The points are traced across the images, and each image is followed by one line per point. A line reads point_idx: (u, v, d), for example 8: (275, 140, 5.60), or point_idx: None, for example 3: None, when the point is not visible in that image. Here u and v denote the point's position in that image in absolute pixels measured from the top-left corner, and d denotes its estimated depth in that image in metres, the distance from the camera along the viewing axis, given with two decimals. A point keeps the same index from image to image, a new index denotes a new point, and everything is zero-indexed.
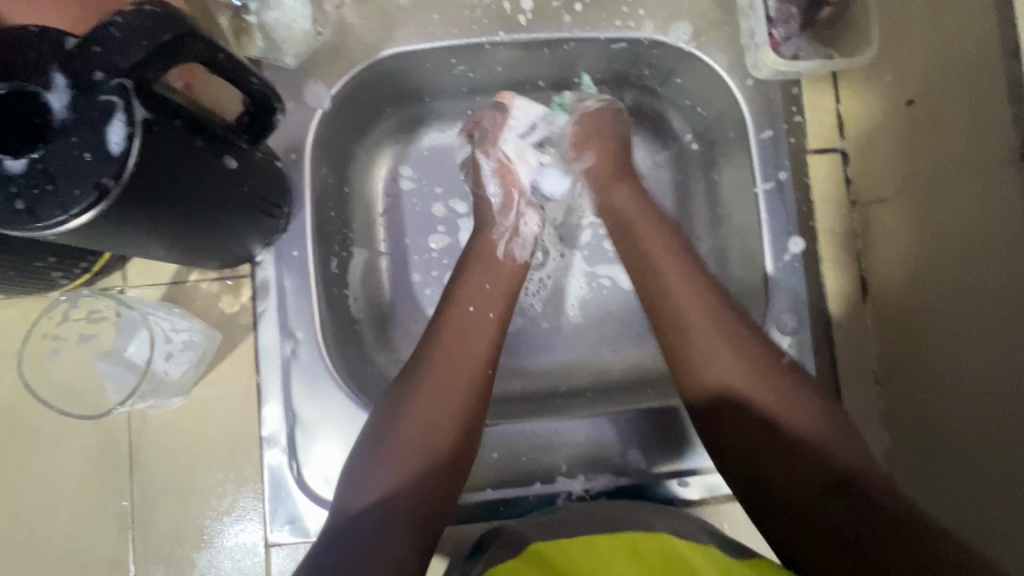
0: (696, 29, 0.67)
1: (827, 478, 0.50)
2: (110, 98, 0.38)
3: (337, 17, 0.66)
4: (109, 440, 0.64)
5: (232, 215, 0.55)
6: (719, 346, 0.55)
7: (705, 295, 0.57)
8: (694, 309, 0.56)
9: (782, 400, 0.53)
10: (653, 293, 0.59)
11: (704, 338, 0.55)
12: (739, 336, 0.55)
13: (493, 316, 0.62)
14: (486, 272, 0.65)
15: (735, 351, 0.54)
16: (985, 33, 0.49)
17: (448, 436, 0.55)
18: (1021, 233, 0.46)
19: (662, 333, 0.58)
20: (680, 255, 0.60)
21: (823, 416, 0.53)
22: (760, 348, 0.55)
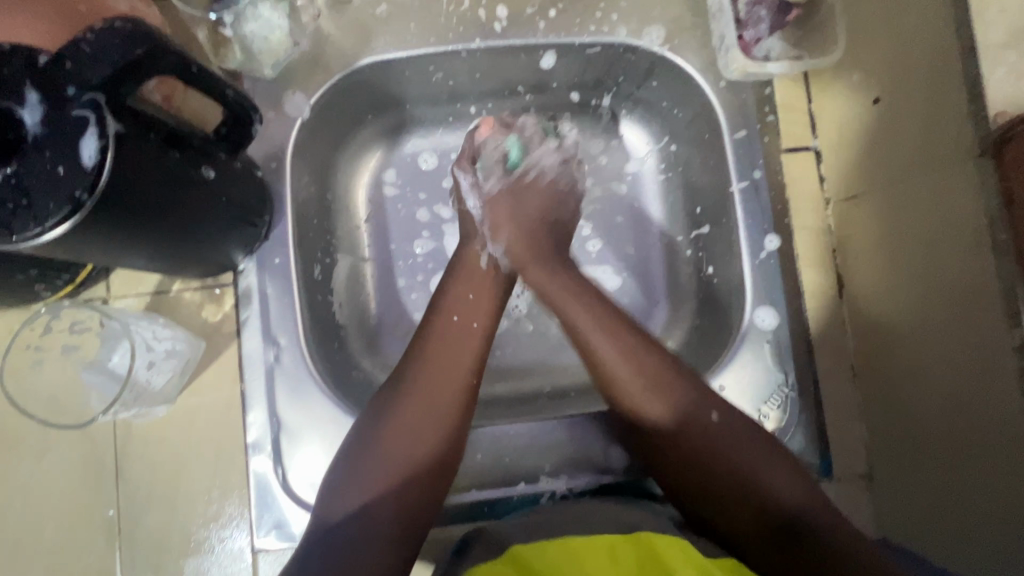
0: (668, 33, 0.68)
1: (761, 520, 0.52)
2: (82, 112, 0.38)
3: (314, 28, 0.67)
4: (94, 451, 0.65)
5: (211, 224, 0.56)
6: (622, 370, 0.57)
7: (641, 373, 0.56)
8: (603, 345, 0.57)
9: (705, 443, 0.54)
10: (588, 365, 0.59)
11: (634, 392, 0.56)
12: (630, 350, 0.57)
13: (478, 326, 0.62)
14: (468, 276, 0.66)
15: (651, 390, 0.56)
16: (944, 32, 0.50)
17: (428, 454, 0.55)
18: (983, 228, 0.48)
19: (597, 379, 0.59)
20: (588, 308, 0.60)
21: (748, 443, 0.54)
22: (663, 401, 0.55)
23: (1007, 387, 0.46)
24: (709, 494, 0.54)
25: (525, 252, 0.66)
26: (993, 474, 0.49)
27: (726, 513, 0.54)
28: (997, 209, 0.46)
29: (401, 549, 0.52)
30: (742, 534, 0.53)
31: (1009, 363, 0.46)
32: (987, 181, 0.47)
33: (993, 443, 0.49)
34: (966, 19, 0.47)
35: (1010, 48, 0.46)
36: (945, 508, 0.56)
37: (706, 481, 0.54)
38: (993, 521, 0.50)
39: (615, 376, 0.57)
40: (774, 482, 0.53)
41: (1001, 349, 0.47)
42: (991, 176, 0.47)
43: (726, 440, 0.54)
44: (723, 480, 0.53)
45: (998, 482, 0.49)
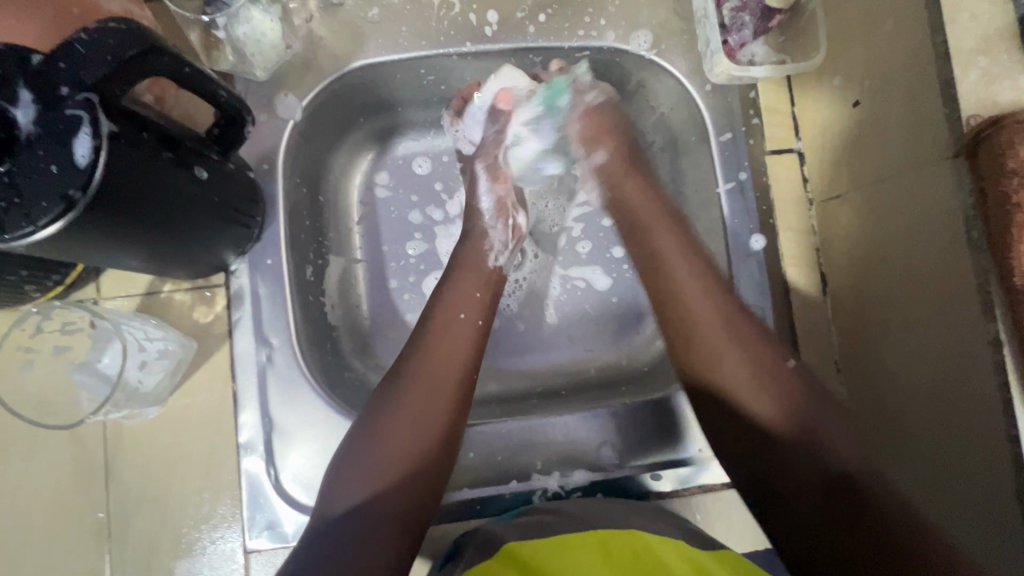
0: (655, 38, 0.69)
1: (824, 475, 0.51)
2: (77, 111, 0.39)
3: (306, 31, 0.68)
4: (84, 453, 0.64)
5: (204, 224, 0.56)
6: (730, 343, 0.57)
7: (720, 316, 0.58)
8: (700, 303, 0.59)
9: (757, 402, 0.54)
10: (661, 308, 0.61)
11: (715, 341, 0.57)
12: (729, 312, 0.58)
13: (479, 324, 0.63)
14: (461, 275, 0.67)
15: (749, 355, 0.56)
16: (918, 37, 0.52)
17: (428, 445, 0.56)
18: (959, 225, 0.49)
19: (672, 345, 0.60)
20: (683, 247, 0.62)
21: (819, 409, 0.54)
22: (743, 349, 0.56)
23: (986, 380, 0.48)
24: (756, 443, 0.54)
25: (619, 170, 0.70)
26: (973, 468, 0.51)
27: (789, 464, 0.52)
28: (972, 208, 0.48)
29: (397, 541, 0.52)
30: (795, 494, 0.52)
31: (986, 356, 0.47)
32: (962, 180, 0.49)
33: (975, 436, 0.50)
34: (938, 25, 0.49)
35: (981, 54, 0.48)
36: (927, 502, 0.57)
37: (761, 436, 0.54)
38: (973, 513, 0.52)
39: (718, 348, 0.57)
40: (835, 439, 0.52)
41: (979, 343, 0.48)
42: (966, 176, 0.48)
43: (807, 405, 0.54)
44: (781, 433, 0.53)
45: (978, 472, 0.50)
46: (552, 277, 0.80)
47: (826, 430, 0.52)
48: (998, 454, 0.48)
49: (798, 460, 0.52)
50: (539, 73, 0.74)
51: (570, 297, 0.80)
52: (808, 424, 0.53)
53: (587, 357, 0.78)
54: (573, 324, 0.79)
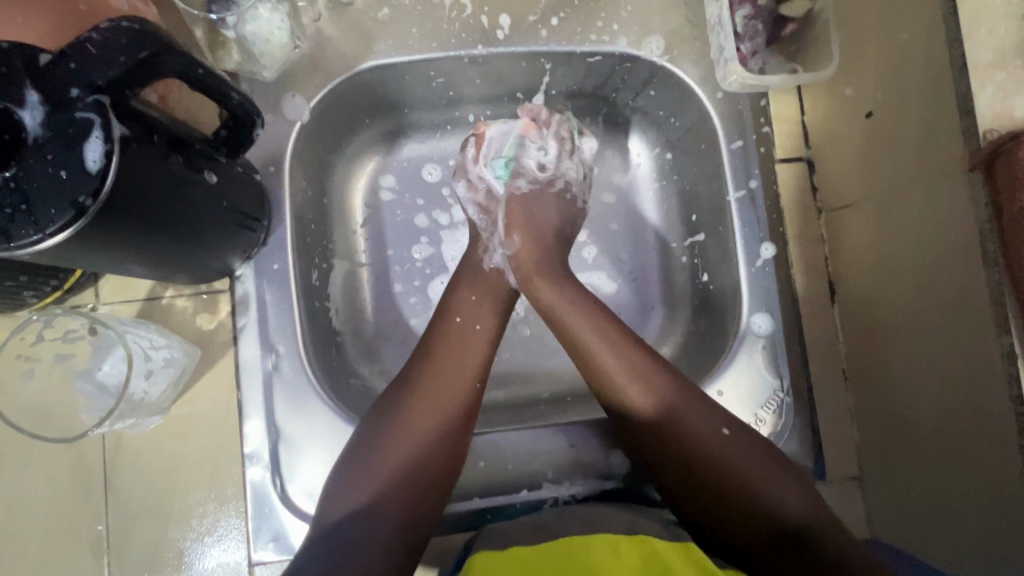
0: (668, 43, 0.69)
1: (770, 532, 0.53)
2: (87, 115, 0.37)
3: (314, 30, 0.66)
4: (82, 464, 0.62)
5: (210, 229, 0.54)
6: (635, 388, 0.57)
7: (628, 361, 0.58)
8: (603, 353, 0.59)
9: (704, 446, 0.56)
10: (581, 365, 0.60)
11: (618, 382, 0.58)
12: (639, 367, 0.58)
13: (479, 327, 0.62)
14: (473, 283, 0.66)
15: (637, 381, 0.58)
16: (934, 49, 0.52)
17: (415, 461, 0.54)
18: (974, 237, 0.50)
19: (581, 364, 0.61)
20: (588, 313, 0.61)
21: (753, 460, 0.56)
22: (689, 409, 0.57)
23: (997, 391, 0.48)
24: (714, 500, 0.55)
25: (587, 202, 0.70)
26: (982, 478, 0.51)
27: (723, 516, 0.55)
28: (987, 220, 0.48)
29: (394, 547, 0.51)
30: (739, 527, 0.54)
31: (999, 369, 0.48)
32: (977, 193, 0.49)
33: (984, 444, 0.50)
34: (956, 38, 0.49)
35: (998, 69, 0.48)
36: (936, 509, 0.57)
37: (711, 470, 0.56)
38: (981, 524, 0.52)
39: (620, 381, 0.58)
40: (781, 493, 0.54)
41: (991, 355, 0.48)
42: (982, 189, 0.49)
43: (739, 465, 0.55)
44: (718, 481, 0.55)
45: (987, 482, 0.51)
46: None
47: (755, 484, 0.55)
48: (1007, 463, 0.48)
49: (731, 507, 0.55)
50: (545, 86, 0.74)
51: None
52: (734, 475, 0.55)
53: None
54: None
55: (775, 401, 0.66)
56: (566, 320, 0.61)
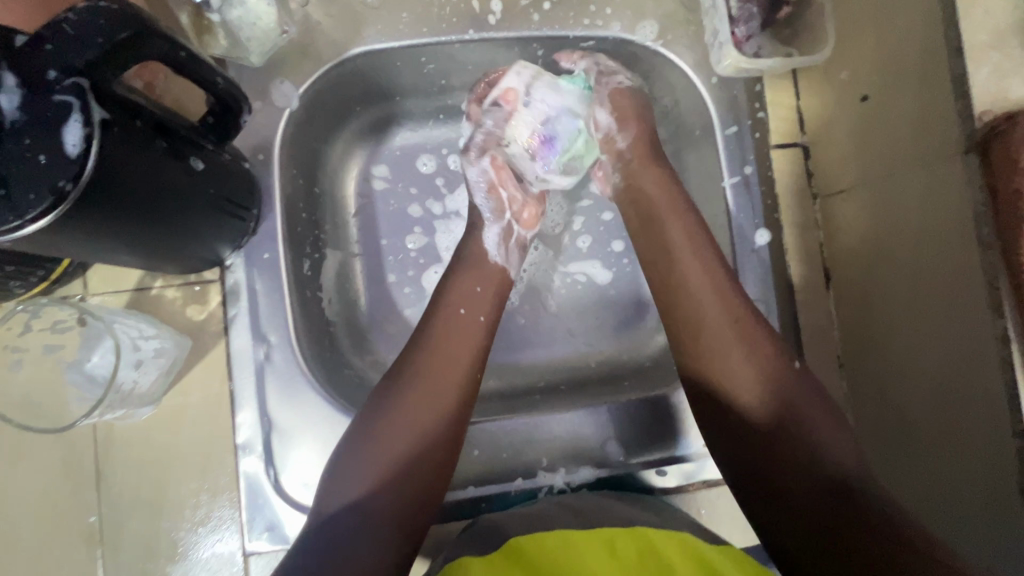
0: (661, 28, 0.68)
1: (815, 485, 0.50)
2: (65, 97, 0.37)
3: (303, 15, 0.65)
4: (75, 455, 0.62)
5: (197, 219, 0.53)
6: (729, 343, 0.56)
7: (727, 301, 0.58)
8: (707, 299, 0.58)
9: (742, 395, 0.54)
10: (660, 300, 0.61)
11: (718, 328, 0.57)
12: (738, 313, 0.57)
13: (483, 319, 0.62)
14: (477, 276, 0.64)
15: (727, 313, 0.57)
16: (929, 30, 0.51)
17: (414, 449, 0.54)
18: (968, 221, 0.49)
19: (667, 317, 0.60)
20: (704, 269, 0.59)
21: (810, 407, 0.53)
22: (758, 350, 0.56)
23: (992, 374, 0.48)
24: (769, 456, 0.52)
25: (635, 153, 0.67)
26: (976, 460, 0.51)
27: (782, 465, 0.52)
28: (981, 204, 0.48)
29: (393, 536, 0.51)
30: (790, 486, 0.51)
31: (992, 352, 0.48)
32: (972, 175, 0.49)
33: (979, 429, 0.50)
34: (952, 19, 0.49)
35: (994, 50, 0.47)
36: (928, 492, 0.58)
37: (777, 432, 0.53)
38: (974, 506, 0.52)
39: (703, 315, 0.58)
40: (836, 445, 0.52)
41: (985, 337, 0.48)
42: (976, 171, 0.49)
43: (795, 407, 0.53)
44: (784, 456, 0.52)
45: (980, 464, 0.51)
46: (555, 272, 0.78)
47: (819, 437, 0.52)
48: (1000, 445, 0.48)
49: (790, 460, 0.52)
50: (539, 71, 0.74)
51: (572, 291, 0.78)
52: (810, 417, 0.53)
53: (589, 352, 0.77)
54: (575, 318, 0.78)
55: None
56: (673, 254, 0.61)
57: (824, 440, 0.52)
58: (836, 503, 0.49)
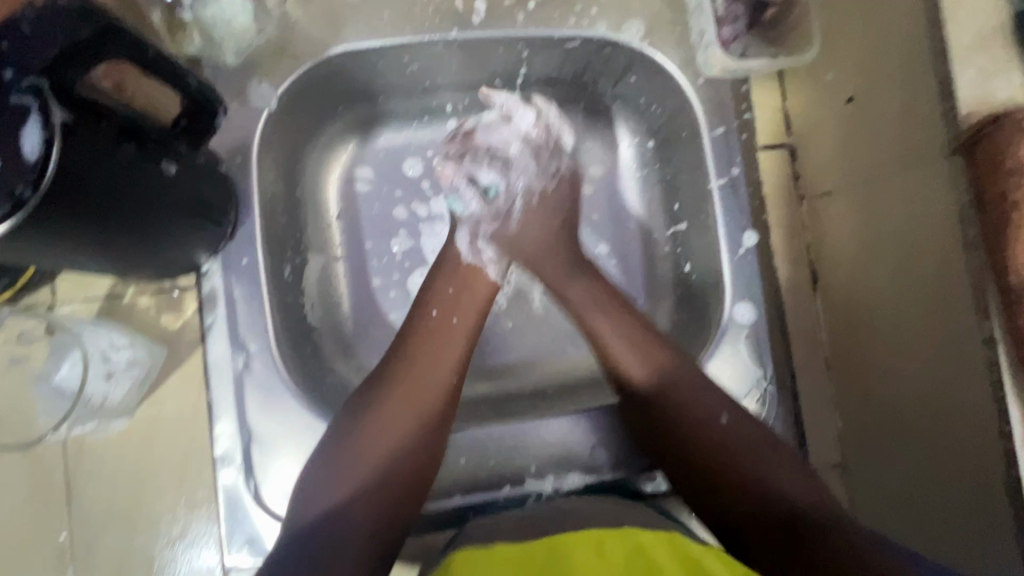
0: (648, 28, 0.67)
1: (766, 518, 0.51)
2: (21, 99, 0.35)
3: (280, 13, 0.63)
4: (43, 470, 0.60)
5: (169, 224, 0.51)
6: (629, 355, 0.59)
7: (618, 325, 0.61)
8: (612, 336, 0.60)
9: (700, 425, 0.55)
10: (595, 349, 0.62)
11: (619, 350, 0.60)
12: (645, 345, 0.59)
13: (456, 321, 0.60)
14: (452, 278, 0.64)
15: (637, 355, 0.59)
16: (914, 31, 0.51)
17: (392, 456, 0.53)
18: (953, 222, 0.49)
19: (591, 344, 0.62)
20: (604, 296, 0.63)
21: (750, 447, 0.54)
22: (689, 387, 0.57)
23: (977, 379, 0.48)
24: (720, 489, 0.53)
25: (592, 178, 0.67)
26: (959, 460, 0.51)
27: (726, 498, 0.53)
28: (966, 207, 0.48)
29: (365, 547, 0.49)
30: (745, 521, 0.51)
31: (978, 355, 0.48)
32: (957, 177, 0.49)
33: (964, 429, 0.51)
34: (936, 20, 0.49)
35: (979, 52, 0.47)
36: (914, 493, 0.58)
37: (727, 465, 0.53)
38: (960, 508, 0.52)
39: (613, 344, 0.60)
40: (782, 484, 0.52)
41: (971, 340, 0.49)
42: (961, 172, 0.48)
43: (739, 444, 0.54)
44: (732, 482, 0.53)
45: (962, 463, 0.51)
46: None
47: (760, 473, 0.53)
48: (985, 447, 0.48)
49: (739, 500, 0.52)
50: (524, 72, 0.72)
51: None
52: (740, 459, 0.54)
53: (577, 356, 0.76)
54: (561, 321, 0.77)
55: (759, 388, 0.65)
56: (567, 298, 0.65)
57: (764, 475, 0.53)
58: (787, 539, 0.49)
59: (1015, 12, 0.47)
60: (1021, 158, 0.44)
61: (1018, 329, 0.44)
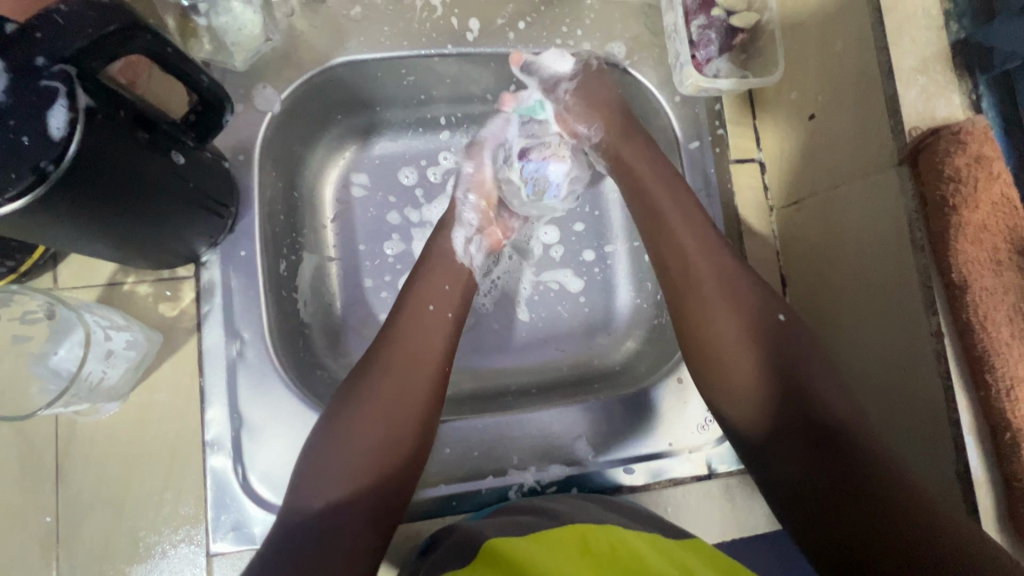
0: (628, 50, 0.74)
1: (808, 432, 0.53)
2: (52, 83, 0.38)
3: (287, 25, 0.68)
4: (34, 451, 0.60)
5: (173, 213, 0.54)
6: (713, 291, 0.59)
7: (714, 254, 0.61)
8: (692, 250, 0.61)
9: (753, 345, 0.56)
10: (663, 254, 0.64)
11: (705, 272, 0.60)
12: (723, 265, 0.61)
13: (451, 315, 0.63)
14: (446, 274, 0.65)
15: (720, 279, 0.60)
16: (865, 55, 0.57)
17: (388, 445, 0.54)
18: (902, 226, 0.54)
19: (662, 260, 0.63)
20: (692, 223, 0.63)
21: (809, 354, 0.56)
22: (750, 302, 0.59)
23: (928, 370, 0.52)
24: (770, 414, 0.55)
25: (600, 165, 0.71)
26: (913, 444, 0.56)
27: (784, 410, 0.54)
28: (913, 211, 0.53)
29: (369, 535, 0.51)
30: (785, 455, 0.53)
31: (927, 347, 0.52)
32: (905, 186, 0.54)
33: (916, 418, 0.55)
34: (882, 44, 0.54)
35: (920, 74, 0.53)
36: None
37: (791, 368, 0.55)
38: None
39: (698, 284, 0.60)
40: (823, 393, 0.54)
41: (922, 335, 0.53)
42: (908, 181, 0.53)
43: (800, 352, 0.56)
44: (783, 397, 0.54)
45: (917, 447, 0.55)
46: (526, 279, 0.81)
47: (816, 385, 0.54)
48: (936, 432, 0.52)
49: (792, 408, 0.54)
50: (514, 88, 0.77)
51: (544, 298, 0.81)
52: (799, 364, 0.55)
53: (559, 356, 0.79)
54: (545, 323, 0.80)
55: None
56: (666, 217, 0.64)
57: (820, 389, 0.54)
58: (825, 458, 0.51)
59: (950, 41, 0.54)
60: (958, 167, 0.49)
61: (964, 319, 0.49)
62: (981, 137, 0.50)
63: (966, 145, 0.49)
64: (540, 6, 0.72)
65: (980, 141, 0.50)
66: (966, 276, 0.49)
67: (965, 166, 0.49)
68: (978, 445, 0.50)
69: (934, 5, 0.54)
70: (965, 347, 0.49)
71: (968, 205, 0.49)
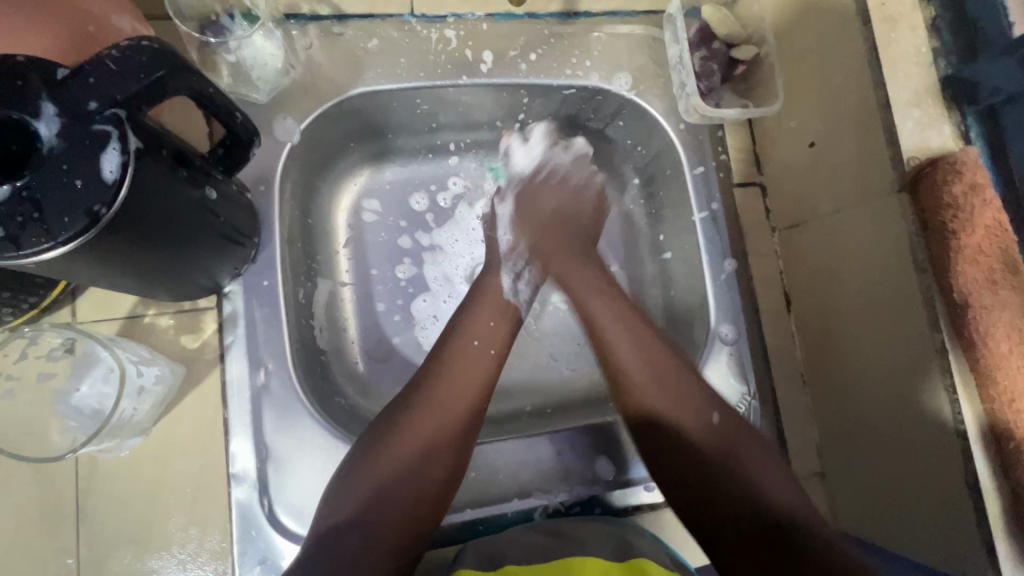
0: (634, 80, 0.76)
1: (759, 525, 0.53)
2: (104, 127, 0.38)
3: (307, 57, 0.69)
4: (53, 490, 0.59)
5: (202, 246, 0.54)
6: (649, 384, 0.60)
7: (639, 349, 0.62)
8: (623, 347, 0.63)
9: (701, 434, 0.58)
10: (601, 351, 0.64)
11: (634, 369, 0.61)
12: (656, 362, 0.61)
13: (494, 352, 0.63)
14: (491, 308, 0.66)
15: (648, 369, 0.61)
16: (863, 89, 0.61)
17: (418, 470, 0.55)
18: (905, 249, 0.58)
19: (604, 358, 0.64)
20: (615, 313, 0.65)
21: (739, 445, 0.58)
22: (676, 392, 0.60)
23: (934, 386, 0.55)
24: (712, 501, 0.55)
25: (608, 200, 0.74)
26: (923, 462, 0.58)
27: (720, 502, 0.55)
28: (915, 235, 0.57)
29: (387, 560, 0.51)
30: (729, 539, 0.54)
31: (934, 365, 0.55)
32: (906, 210, 0.57)
33: (926, 435, 0.57)
34: (880, 80, 0.58)
35: (915, 107, 0.57)
36: (886, 495, 0.63)
37: (724, 465, 0.56)
38: (926, 506, 0.58)
39: (633, 373, 0.61)
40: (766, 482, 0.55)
41: (926, 351, 0.56)
42: (908, 206, 0.57)
43: (731, 442, 0.58)
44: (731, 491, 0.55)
45: (928, 464, 0.57)
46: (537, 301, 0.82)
47: (752, 477, 0.56)
48: (946, 446, 0.55)
49: (728, 501, 0.55)
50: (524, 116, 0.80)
51: (555, 319, 0.82)
52: (726, 454, 0.57)
53: (572, 376, 0.81)
54: (556, 344, 0.82)
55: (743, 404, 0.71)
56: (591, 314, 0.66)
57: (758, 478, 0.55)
58: (780, 549, 0.51)
59: (942, 76, 0.58)
60: (954, 195, 0.53)
61: (968, 337, 0.52)
62: (974, 167, 0.53)
63: (962, 173, 0.53)
64: (550, 38, 0.75)
65: (974, 170, 0.53)
66: (967, 296, 0.52)
67: (961, 194, 0.53)
68: (986, 458, 0.53)
69: (925, 43, 0.58)
70: (971, 363, 0.53)
71: (966, 229, 0.52)
